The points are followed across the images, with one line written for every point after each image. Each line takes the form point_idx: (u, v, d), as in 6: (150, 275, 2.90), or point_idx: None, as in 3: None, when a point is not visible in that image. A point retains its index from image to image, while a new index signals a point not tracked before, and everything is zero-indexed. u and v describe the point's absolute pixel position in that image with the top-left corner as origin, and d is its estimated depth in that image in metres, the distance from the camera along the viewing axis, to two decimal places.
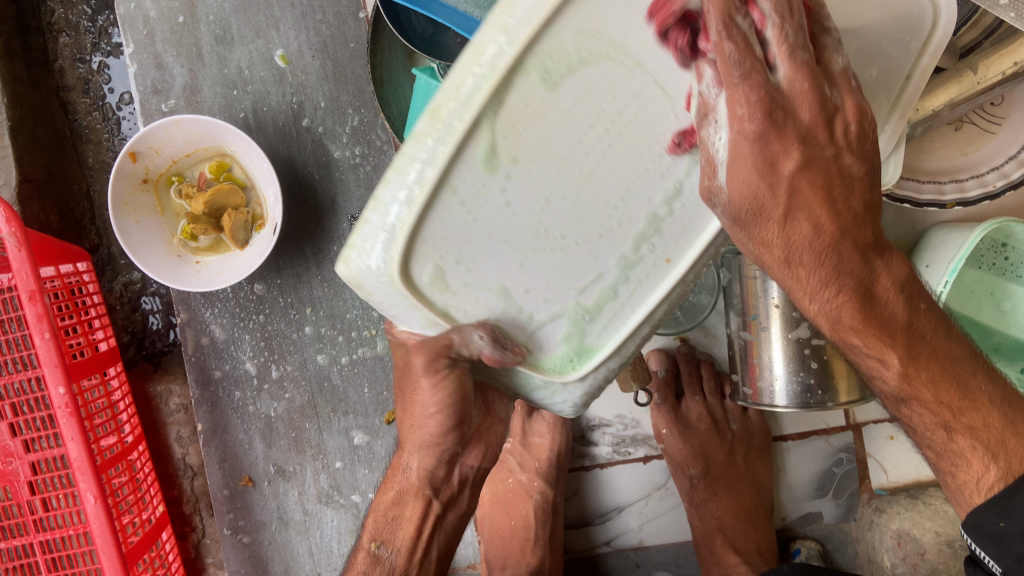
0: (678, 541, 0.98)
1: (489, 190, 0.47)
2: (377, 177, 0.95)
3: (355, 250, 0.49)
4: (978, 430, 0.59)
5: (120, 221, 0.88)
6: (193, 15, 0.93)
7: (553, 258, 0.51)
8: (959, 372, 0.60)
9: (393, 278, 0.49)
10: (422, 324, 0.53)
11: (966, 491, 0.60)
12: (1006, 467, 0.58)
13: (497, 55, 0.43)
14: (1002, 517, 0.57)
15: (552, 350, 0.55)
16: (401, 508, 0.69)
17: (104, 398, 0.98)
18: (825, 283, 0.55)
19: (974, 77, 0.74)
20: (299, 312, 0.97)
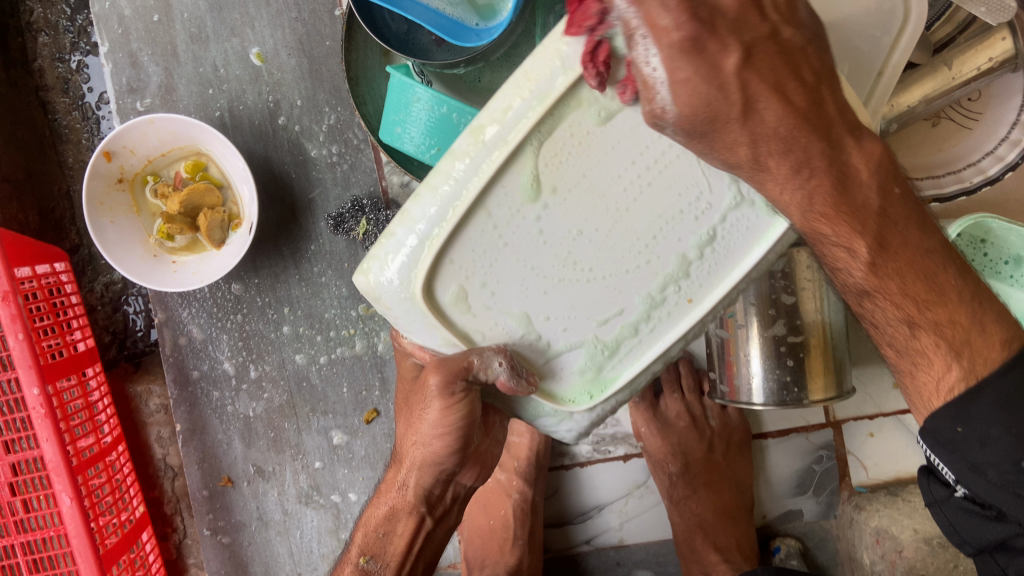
0: (659, 540, 0.98)
1: (519, 223, 0.57)
2: (354, 176, 0.94)
3: (377, 262, 0.58)
4: (944, 326, 0.55)
5: (94, 221, 0.88)
6: (168, 14, 0.93)
7: (573, 292, 0.60)
8: (931, 264, 0.54)
9: (412, 295, 0.58)
10: (439, 344, 0.61)
11: (926, 392, 0.58)
12: (968, 367, 0.55)
13: (549, 82, 0.52)
14: (958, 422, 0.56)
15: (567, 379, 0.63)
16: (393, 525, 0.72)
17: (82, 398, 0.97)
18: (796, 171, 0.50)
19: (949, 73, 0.73)
20: (277, 312, 0.97)
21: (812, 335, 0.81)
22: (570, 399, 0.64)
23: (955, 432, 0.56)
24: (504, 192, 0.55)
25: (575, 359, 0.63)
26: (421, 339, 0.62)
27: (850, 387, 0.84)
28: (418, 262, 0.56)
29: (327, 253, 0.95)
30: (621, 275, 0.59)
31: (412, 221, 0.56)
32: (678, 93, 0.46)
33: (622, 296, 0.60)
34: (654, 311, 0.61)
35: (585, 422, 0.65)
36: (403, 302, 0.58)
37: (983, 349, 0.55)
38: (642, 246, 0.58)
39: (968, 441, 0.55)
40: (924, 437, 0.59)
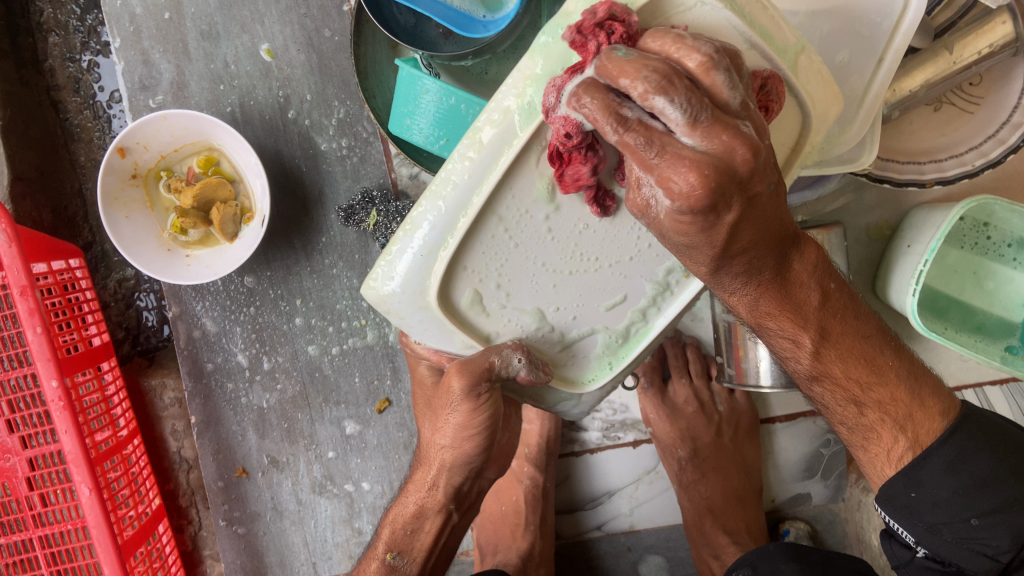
0: (669, 524, 0.99)
1: (528, 223, 0.56)
2: (364, 169, 0.96)
3: (383, 271, 0.57)
4: (887, 404, 0.63)
5: (109, 216, 0.89)
6: (179, 11, 0.94)
7: (582, 283, 0.60)
8: (871, 349, 0.62)
9: (428, 304, 0.58)
10: (458, 347, 0.62)
11: (877, 462, 0.65)
12: (914, 438, 0.62)
13: (544, 80, 0.50)
14: (912, 488, 0.62)
15: (582, 364, 0.66)
16: (421, 522, 0.73)
17: (98, 392, 0.99)
18: (745, 281, 0.55)
19: (950, 57, 0.74)
20: (289, 303, 0.98)
21: None
22: (591, 378, 0.66)
23: (909, 496, 0.63)
24: (513, 194, 0.54)
25: (591, 345, 0.65)
26: (437, 344, 0.63)
27: None
28: (430, 271, 0.56)
29: (338, 245, 0.97)
30: (626, 261, 0.60)
31: (417, 226, 0.55)
32: (675, 218, 0.45)
33: (627, 283, 0.61)
34: (657, 293, 0.63)
35: (596, 397, 0.67)
36: (419, 309, 0.59)
37: (923, 421, 0.62)
38: (644, 234, 0.59)
39: (921, 502, 0.62)
40: (880, 504, 0.64)
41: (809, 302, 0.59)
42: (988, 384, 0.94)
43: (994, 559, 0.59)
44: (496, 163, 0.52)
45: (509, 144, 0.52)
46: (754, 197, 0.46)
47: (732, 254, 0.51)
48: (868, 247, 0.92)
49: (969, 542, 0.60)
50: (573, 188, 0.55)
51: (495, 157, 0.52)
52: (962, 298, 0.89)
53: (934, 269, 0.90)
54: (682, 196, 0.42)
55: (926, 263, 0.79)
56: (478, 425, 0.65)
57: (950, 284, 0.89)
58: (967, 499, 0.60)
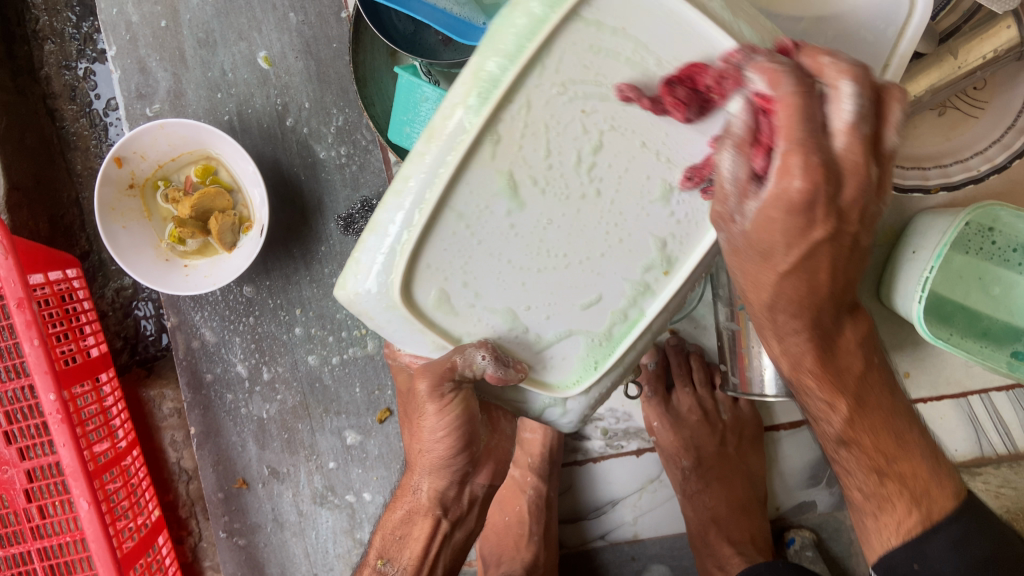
0: (674, 533, 0.98)
1: (490, 221, 0.53)
2: (364, 177, 0.95)
3: (352, 273, 0.55)
4: (908, 477, 0.63)
5: (106, 227, 0.88)
6: (176, 19, 0.93)
7: (552, 281, 0.57)
8: (900, 427, 0.63)
9: (394, 303, 0.55)
10: (430, 350, 0.59)
11: (884, 531, 0.64)
12: (926, 512, 0.63)
13: (497, 70, 0.48)
14: (916, 559, 0.62)
15: (559, 366, 0.62)
16: (410, 527, 0.72)
17: (96, 404, 0.98)
18: (797, 330, 0.55)
19: (954, 62, 0.73)
20: (289, 313, 0.97)
21: None
22: (573, 381, 0.62)
23: (911, 568, 0.63)
24: (469, 190, 0.51)
25: (569, 347, 0.61)
26: (411, 347, 0.60)
27: None
28: (392, 270, 0.53)
29: (338, 254, 0.96)
30: (596, 257, 0.56)
31: (382, 228, 0.53)
32: (759, 223, 0.47)
33: (600, 280, 0.58)
34: (633, 291, 0.59)
35: (581, 405, 0.64)
36: (387, 310, 0.56)
37: (937, 499, 0.63)
38: (613, 228, 0.55)
39: None
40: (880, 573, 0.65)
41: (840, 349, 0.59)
42: (994, 390, 0.93)
43: None
44: (454, 154, 0.50)
45: (464, 137, 0.49)
46: (839, 230, 0.48)
47: (793, 302, 0.53)
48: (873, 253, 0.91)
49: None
50: (533, 183, 0.52)
51: (450, 150, 0.50)
52: (966, 304, 0.88)
53: (939, 274, 0.89)
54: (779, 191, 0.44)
55: (932, 270, 0.79)
56: (448, 425, 0.65)
57: (955, 289, 0.88)
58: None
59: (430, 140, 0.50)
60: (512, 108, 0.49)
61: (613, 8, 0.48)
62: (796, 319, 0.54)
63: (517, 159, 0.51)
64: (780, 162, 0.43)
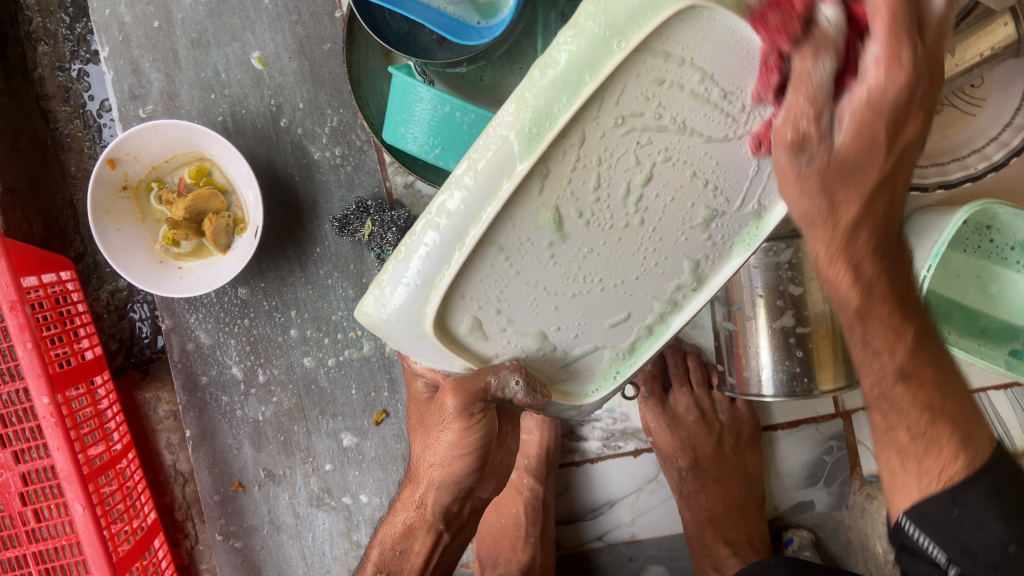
0: (671, 534, 0.98)
1: (530, 253, 0.53)
2: (358, 178, 0.94)
3: (374, 299, 0.53)
4: (948, 412, 0.53)
5: (100, 228, 0.88)
6: (168, 20, 0.93)
7: (584, 304, 0.58)
8: (953, 374, 0.55)
9: (425, 332, 0.54)
10: (455, 367, 0.59)
11: (922, 477, 0.53)
12: (973, 456, 0.51)
13: (555, 106, 0.46)
14: (954, 507, 0.51)
15: (583, 376, 0.65)
16: (410, 542, 0.73)
17: (91, 407, 0.97)
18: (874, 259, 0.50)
19: (952, 60, 0.72)
20: (284, 315, 0.97)
21: (820, 326, 0.80)
22: (592, 388, 0.66)
23: (946, 515, 0.51)
24: (514, 225, 0.50)
25: (593, 361, 0.64)
26: (434, 364, 0.59)
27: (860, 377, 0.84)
28: (424, 304, 0.52)
29: (333, 256, 0.95)
30: (631, 281, 0.58)
31: (411, 255, 0.51)
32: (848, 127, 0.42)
33: (631, 301, 0.60)
34: (656, 307, 0.62)
35: (597, 406, 0.68)
36: (415, 335, 0.55)
37: (980, 441, 0.52)
38: (651, 254, 0.56)
39: (963, 523, 0.50)
40: (908, 519, 0.53)
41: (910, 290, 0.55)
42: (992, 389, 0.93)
43: None
44: (500, 192, 0.48)
45: (511, 176, 0.47)
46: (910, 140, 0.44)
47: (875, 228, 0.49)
48: None
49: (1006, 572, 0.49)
50: (578, 216, 0.51)
51: (495, 189, 0.48)
52: (965, 303, 0.88)
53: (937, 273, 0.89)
54: (880, 79, 0.40)
55: (929, 269, 0.78)
56: (468, 444, 0.64)
57: (954, 288, 0.89)
58: (1010, 524, 0.49)
59: (474, 173, 0.47)
60: (566, 144, 0.48)
61: (684, 39, 0.46)
62: (874, 232, 0.49)
63: (564, 195, 0.50)
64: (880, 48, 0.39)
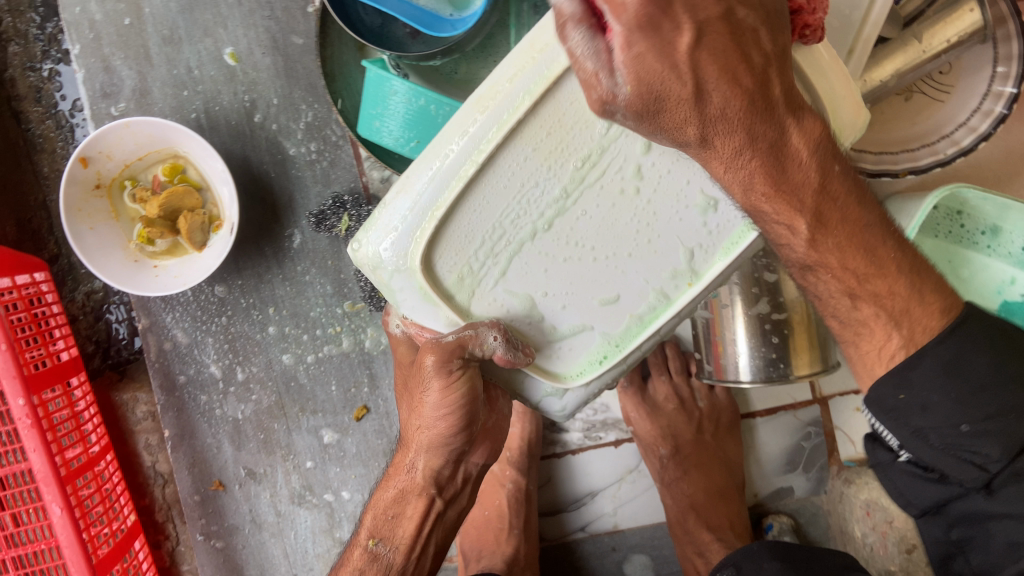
0: (652, 523, 0.98)
1: (528, 213, 0.57)
2: (334, 173, 0.94)
3: (374, 232, 0.57)
4: (883, 297, 0.59)
5: (73, 228, 0.87)
6: (139, 16, 0.92)
7: (574, 271, 0.60)
8: (871, 239, 0.57)
9: (412, 268, 0.57)
10: (440, 324, 0.61)
11: (866, 360, 0.62)
12: (908, 335, 0.58)
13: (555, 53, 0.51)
14: (901, 389, 0.58)
15: (568, 359, 0.64)
16: (402, 506, 0.71)
17: (67, 409, 0.96)
18: (739, 151, 0.51)
19: (919, 46, 0.74)
20: (262, 312, 0.96)
21: (795, 312, 0.81)
22: (574, 373, 0.65)
23: (897, 399, 0.58)
24: (509, 172, 0.55)
25: (581, 341, 0.64)
26: (422, 319, 0.61)
27: (834, 362, 0.85)
28: (416, 232, 0.56)
29: (310, 251, 0.95)
30: (623, 256, 0.60)
31: (411, 188, 0.55)
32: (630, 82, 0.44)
33: (621, 279, 0.61)
34: (648, 294, 0.62)
35: (579, 397, 0.66)
36: (401, 275, 0.58)
37: (920, 318, 0.58)
38: (644, 227, 0.59)
39: (909, 405, 0.57)
40: (868, 406, 0.60)
41: (831, 175, 0.55)
42: None
43: (982, 469, 0.55)
44: (504, 123, 0.53)
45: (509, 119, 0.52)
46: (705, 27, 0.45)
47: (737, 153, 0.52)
48: None
49: (957, 449, 0.56)
50: (577, 168, 0.56)
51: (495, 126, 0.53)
52: None
53: None
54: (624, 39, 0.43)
55: None
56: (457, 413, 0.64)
57: None
58: (960, 405, 0.55)
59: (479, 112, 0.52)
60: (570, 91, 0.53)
61: None
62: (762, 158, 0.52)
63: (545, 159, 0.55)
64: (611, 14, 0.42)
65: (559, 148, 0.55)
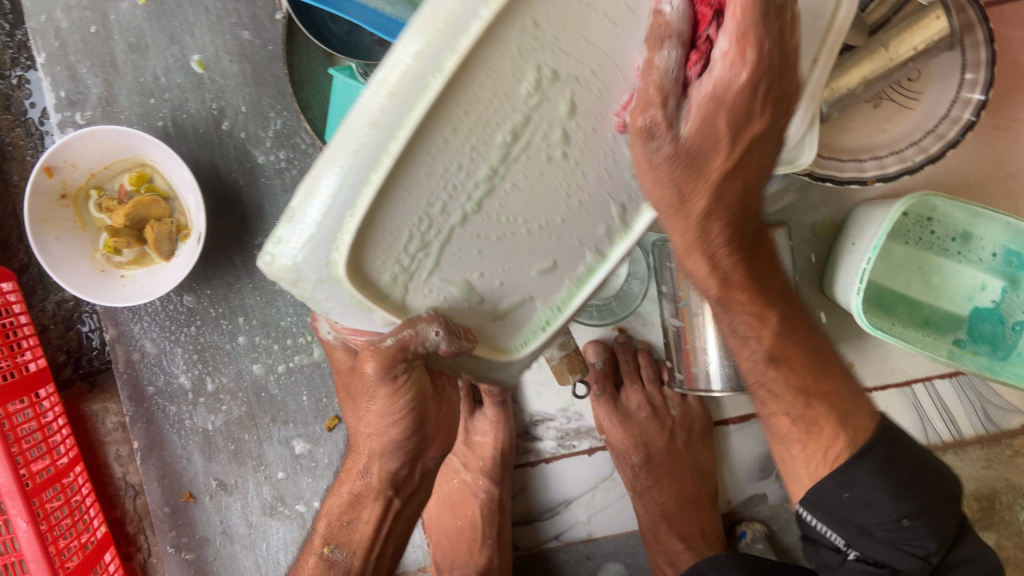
0: (627, 531, 0.97)
1: (455, 198, 0.45)
2: (304, 181, 0.93)
3: (281, 239, 0.43)
4: (831, 396, 0.63)
5: (38, 238, 0.86)
6: (105, 24, 0.91)
7: (512, 245, 0.51)
8: (812, 349, 0.64)
9: (337, 279, 0.45)
10: (375, 323, 0.51)
11: (813, 461, 0.62)
12: (853, 434, 0.61)
13: None
14: (845, 488, 0.60)
15: (512, 330, 0.60)
16: (358, 511, 0.71)
17: (34, 420, 0.95)
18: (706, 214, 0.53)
19: (886, 54, 0.74)
20: (231, 322, 0.95)
21: None
22: (518, 343, 0.60)
23: (841, 498, 0.60)
24: (440, 143, 0.42)
25: (523, 313, 0.59)
26: (352, 321, 0.51)
27: None
28: (340, 233, 0.42)
29: None
30: (558, 224, 0.53)
31: (319, 187, 0.41)
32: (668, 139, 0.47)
33: (558, 246, 0.55)
34: (584, 254, 0.58)
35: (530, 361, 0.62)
36: (325, 285, 0.45)
37: (859, 419, 0.62)
38: (575, 192, 0.51)
39: (854, 502, 0.60)
40: (809, 509, 0.62)
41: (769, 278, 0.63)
42: (938, 378, 0.93)
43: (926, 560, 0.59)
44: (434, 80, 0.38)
45: (429, 90, 0.39)
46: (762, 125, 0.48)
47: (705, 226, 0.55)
48: (814, 246, 0.91)
49: (902, 543, 0.59)
50: (508, 139, 0.44)
51: (412, 107, 0.39)
52: (908, 294, 0.89)
53: (880, 264, 0.89)
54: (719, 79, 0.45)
55: (868, 262, 0.79)
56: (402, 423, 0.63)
57: (897, 279, 0.89)
58: (898, 500, 0.58)
59: (388, 90, 0.38)
60: (512, 26, 0.39)
61: None
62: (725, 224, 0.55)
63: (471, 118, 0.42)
64: (730, 49, 0.43)
65: (487, 102, 0.41)
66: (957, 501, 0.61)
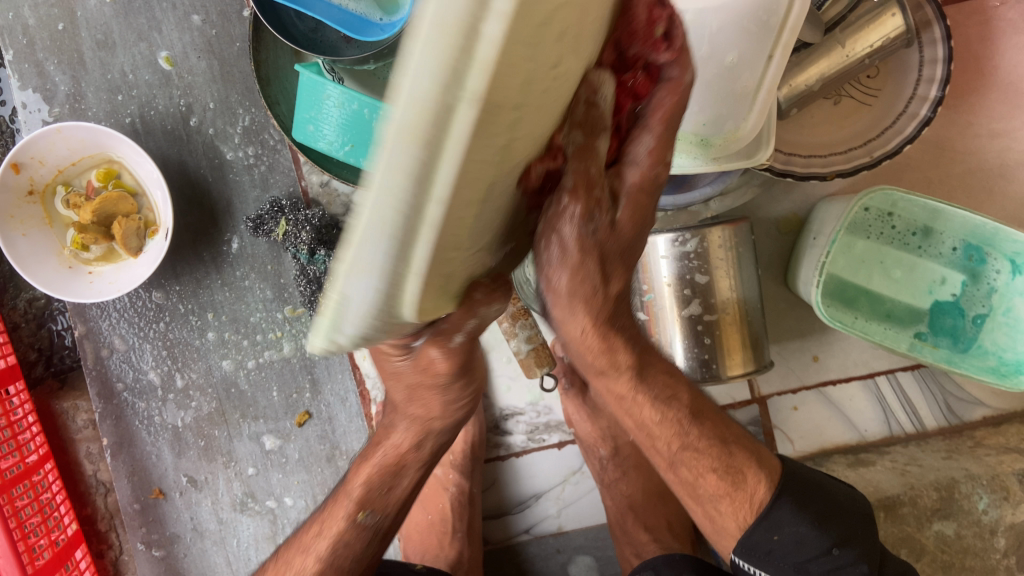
0: (596, 525, 0.98)
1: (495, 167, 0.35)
2: (273, 177, 0.93)
3: (327, 317, 0.32)
4: (743, 445, 0.69)
5: (4, 235, 0.86)
6: (72, 21, 0.91)
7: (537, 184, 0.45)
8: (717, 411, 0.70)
9: (401, 318, 0.34)
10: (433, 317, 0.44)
11: (738, 512, 0.67)
12: (768, 476, 0.68)
13: None
14: (774, 531, 0.66)
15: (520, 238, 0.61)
16: (399, 480, 0.63)
17: (3, 418, 0.94)
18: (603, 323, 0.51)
19: (843, 51, 0.75)
20: (200, 318, 0.95)
21: (727, 312, 0.82)
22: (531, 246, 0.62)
23: (771, 541, 0.67)
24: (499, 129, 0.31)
25: None
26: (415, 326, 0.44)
27: (769, 361, 0.86)
28: (398, 285, 0.32)
29: (249, 256, 0.94)
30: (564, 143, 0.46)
31: (361, 257, 0.30)
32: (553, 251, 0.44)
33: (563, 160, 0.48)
34: None
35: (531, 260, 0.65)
36: (386, 330, 0.35)
37: (768, 461, 0.70)
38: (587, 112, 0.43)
39: (784, 543, 0.66)
40: (742, 556, 0.68)
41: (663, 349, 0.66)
42: (900, 370, 0.95)
43: None
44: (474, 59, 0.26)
45: (457, 118, 0.27)
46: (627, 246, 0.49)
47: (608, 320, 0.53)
48: (779, 241, 0.93)
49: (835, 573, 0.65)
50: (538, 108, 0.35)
51: (442, 144, 0.28)
52: (870, 288, 0.90)
53: (842, 258, 0.91)
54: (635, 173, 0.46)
55: (827, 255, 0.81)
56: (440, 383, 0.53)
57: (858, 273, 0.91)
58: (822, 530, 0.66)
59: (411, 136, 0.27)
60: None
61: None
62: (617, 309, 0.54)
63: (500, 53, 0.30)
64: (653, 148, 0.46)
65: (525, 42, 0.28)
66: (867, 519, 0.70)
